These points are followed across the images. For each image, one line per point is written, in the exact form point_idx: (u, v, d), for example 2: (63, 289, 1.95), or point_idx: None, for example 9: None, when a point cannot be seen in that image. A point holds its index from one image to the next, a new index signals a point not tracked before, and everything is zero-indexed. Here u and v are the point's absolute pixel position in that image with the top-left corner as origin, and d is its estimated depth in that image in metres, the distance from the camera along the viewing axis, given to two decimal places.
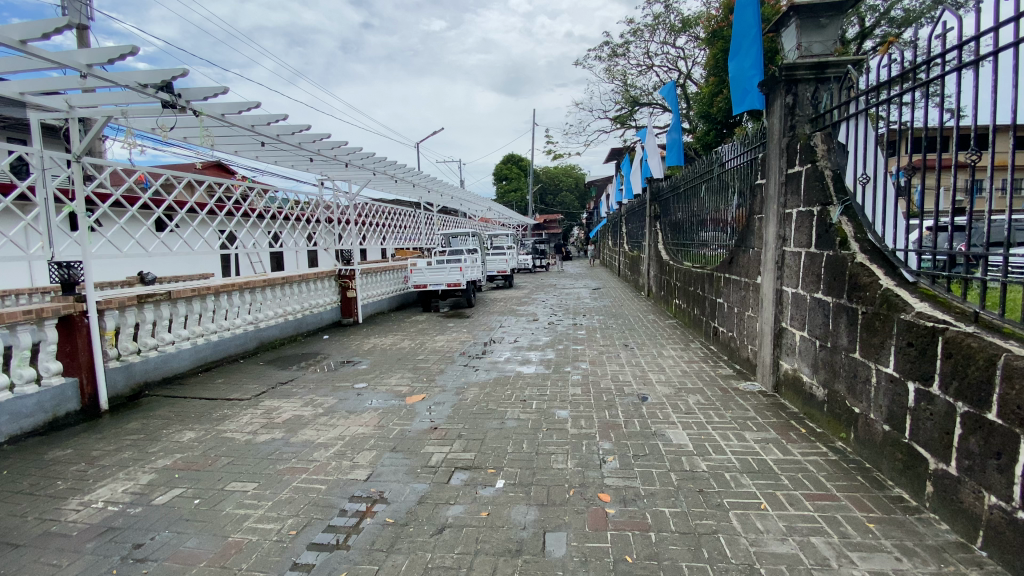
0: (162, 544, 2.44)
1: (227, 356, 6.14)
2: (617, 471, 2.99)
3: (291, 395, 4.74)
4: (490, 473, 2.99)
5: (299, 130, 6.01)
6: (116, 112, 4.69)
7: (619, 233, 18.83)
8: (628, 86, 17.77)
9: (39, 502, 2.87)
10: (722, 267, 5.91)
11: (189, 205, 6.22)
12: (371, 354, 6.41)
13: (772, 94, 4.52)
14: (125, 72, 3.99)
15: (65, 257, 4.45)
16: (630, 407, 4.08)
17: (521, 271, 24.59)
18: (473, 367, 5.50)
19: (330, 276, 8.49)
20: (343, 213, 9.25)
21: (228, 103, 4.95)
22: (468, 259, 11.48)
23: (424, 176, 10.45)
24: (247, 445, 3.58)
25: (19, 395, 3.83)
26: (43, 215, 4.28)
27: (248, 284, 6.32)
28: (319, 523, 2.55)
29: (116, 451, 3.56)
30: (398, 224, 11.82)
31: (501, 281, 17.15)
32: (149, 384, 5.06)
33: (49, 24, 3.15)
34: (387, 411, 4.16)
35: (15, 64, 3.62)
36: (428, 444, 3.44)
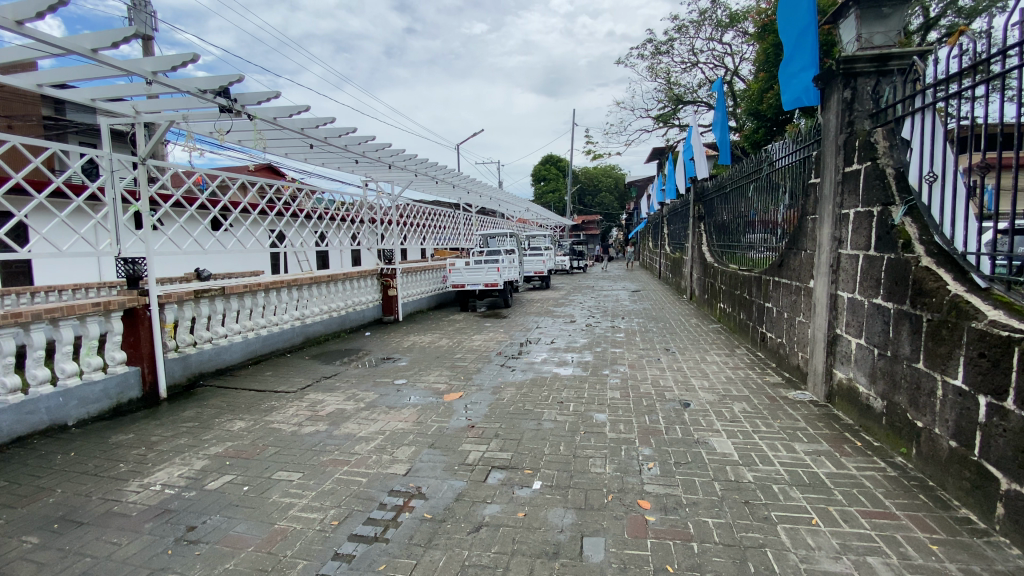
0: (212, 528, 2.55)
1: (275, 350, 6.39)
2: (657, 478, 2.91)
3: (334, 389, 4.88)
4: (527, 474, 2.97)
5: (345, 133, 6.19)
6: (178, 117, 4.95)
7: (660, 234, 18.48)
8: (672, 84, 17.35)
9: (103, 483, 3.06)
10: (772, 270, 5.67)
11: (243, 205, 6.49)
12: (410, 351, 6.53)
13: (828, 88, 4.28)
14: (186, 79, 4.21)
15: (130, 254, 4.68)
16: (671, 413, 3.97)
17: (559, 271, 24.45)
18: (510, 367, 5.50)
19: (372, 275, 8.71)
20: (385, 214, 9.48)
21: (280, 107, 5.15)
22: (505, 259, 11.52)
23: (465, 177, 10.55)
24: (293, 436, 3.70)
25: (88, 381, 4.13)
26: (111, 214, 4.58)
27: (295, 282, 6.56)
28: (359, 515, 2.61)
29: (172, 437, 3.76)
30: (438, 224, 12.00)
31: (539, 282, 17.07)
32: (204, 374, 5.32)
33: (118, 34, 3.36)
34: (425, 408, 4.22)
35: (88, 72, 3.87)
36: (465, 442, 3.46)
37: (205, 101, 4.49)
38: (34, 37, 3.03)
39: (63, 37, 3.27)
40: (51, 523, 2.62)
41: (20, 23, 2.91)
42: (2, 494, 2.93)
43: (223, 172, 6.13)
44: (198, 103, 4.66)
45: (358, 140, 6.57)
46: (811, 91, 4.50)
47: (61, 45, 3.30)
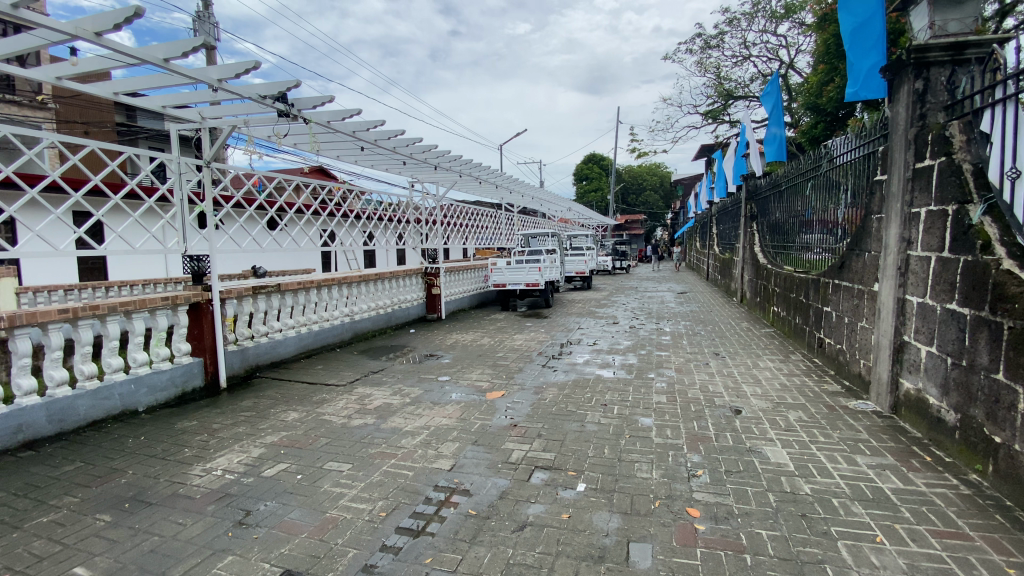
0: (269, 513, 2.67)
1: (326, 345, 6.64)
2: (707, 486, 2.82)
3: (381, 384, 5.02)
4: (571, 475, 2.95)
5: (394, 135, 6.35)
6: (240, 123, 5.22)
7: (709, 234, 17.91)
8: (722, 79, 16.77)
9: (170, 466, 3.27)
10: (831, 272, 5.38)
11: (297, 205, 6.77)
12: (453, 349, 6.62)
13: (896, 79, 4.02)
14: (248, 85, 4.44)
15: (196, 251, 4.97)
16: (721, 419, 3.84)
17: (601, 272, 24.12)
18: (552, 367, 5.48)
19: (417, 273, 8.89)
20: (430, 214, 9.65)
21: (333, 111, 5.34)
22: (547, 259, 11.49)
23: (508, 177, 10.60)
24: (343, 428, 3.83)
25: (156, 370, 4.42)
26: (179, 214, 4.87)
27: (345, 280, 6.80)
28: (406, 508, 2.66)
29: (232, 425, 3.98)
30: (480, 225, 12.11)
31: (581, 282, 16.89)
32: (260, 366, 5.59)
33: (187, 43, 3.57)
34: (468, 405, 4.26)
35: (160, 81, 4.14)
36: (508, 441, 3.47)
37: (265, 106, 4.71)
38: (111, 47, 3.25)
39: (138, 48, 3.50)
40: (123, 502, 2.82)
41: (99, 35, 3.14)
42: (81, 473, 3.18)
43: (279, 174, 6.41)
44: (258, 108, 4.89)
45: (406, 141, 6.72)
46: (877, 83, 4.29)
47: (136, 56, 3.54)
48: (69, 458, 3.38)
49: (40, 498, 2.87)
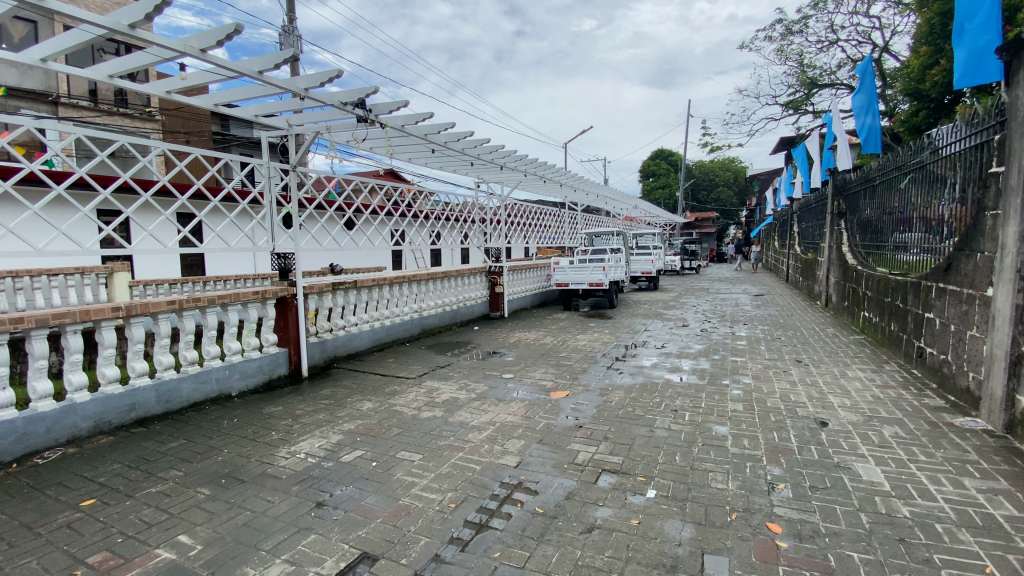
0: (347, 497, 2.82)
1: (396, 339, 6.92)
2: (790, 501, 2.65)
3: (448, 378, 5.16)
4: (640, 481, 2.88)
5: (463, 137, 6.50)
6: (322, 129, 5.55)
7: (789, 233, 16.78)
8: (805, 66, 15.65)
9: (260, 447, 3.55)
10: (935, 275, 4.88)
11: (371, 206, 7.10)
12: (517, 347, 6.67)
13: (1015, 61, 3.58)
14: (330, 93, 4.70)
15: (283, 250, 5.36)
16: (805, 432, 3.58)
17: (668, 272, 23.29)
18: (617, 369, 5.37)
19: (481, 272, 9.06)
20: (496, 214, 9.79)
21: (407, 115, 5.54)
22: (612, 259, 11.25)
23: (574, 176, 10.52)
24: (414, 419, 3.98)
25: (247, 358, 4.81)
26: (268, 215, 5.26)
27: (414, 277, 7.05)
28: (474, 501, 2.72)
29: (314, 412, 4.24)
30: (544, 224, 12.11)
31: (646, 282, 16.41)
32: (338, 357, 5.93)
33: (278, 56, 3.83)
34: (533, 404, 4.27)
35: (252, 92, 4.48)
36: (574, 441, 3.44)
37: (346, 112, 4.98)
38: (213, 62, 3.56)
39: (235, 61, 3.80)
40: (220, 478, 3.09)
41: (204, 51, 3.44)
42: (184, 450, 3.52)
43: (356, 176, 6.75)
44: (338, 115, 5.18)
45: (474, 143, 6.85)
46: (994, 15, 3.85)
47: (234, 69, 3.84)
48: (174, 435, 3.76)
49: (150, 471, 3.21)
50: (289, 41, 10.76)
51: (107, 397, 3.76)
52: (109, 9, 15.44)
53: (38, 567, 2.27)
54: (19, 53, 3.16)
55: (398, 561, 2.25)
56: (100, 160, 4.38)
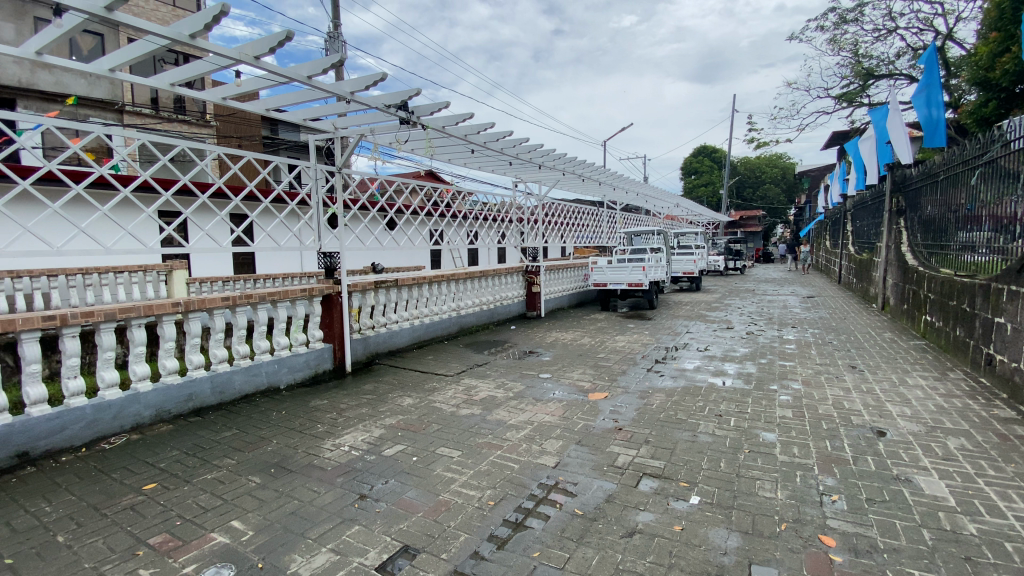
0: (389, 490, 2.88)
1: (435, 337, 7.03)
2: (844, 513, 2.52)
3: (485, 376, 5.20)
4: (683, 486, 2.81)
5: (503, 136, 6.52)
6: (366, 131, 5.70)
7: (842, 232, 15.97)
8: (861, 57, 14.85)
9: (307, 438, 3.68)
10: (1006, 277, 4.53)
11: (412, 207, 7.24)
12: (554, 347, 6.65)
13: None
14: (375, 96, 4.83)
15: (329, 249, 5.54)
16: (860, 441, 3.40)
17: (711, 272, 22.63)
18: (658, 372, 5.26)
19: (518, 271, 9.07)
20: (533, 213, 9.79)
21: (448, 116, 5.62)
22: (652, 258, 11.02)
23: (612, 174, 10.38)
24: (453, 416, 4.03)
25: (295, 353, 5.00)
26: (315, 216, 5.44)
27: (453, 276, 7.15)
28: (513, 499, 2.72)
29: (357, 406, 4.37)
30: (582, 223, 12.00)
31: (688, 283, 16.00)
32: (379, 354, 6.08)
33: (326, 61, 3.95)
34: (571, 404, 4.24)
35: (301, 96, 4.64)
36: (613, 444, 3.40)
37: (389, 114, 5.09)
38: (266, 69, 3.70)
39: (286, 67, 3.94)
40: (270, 467, 3.23)
41: (257, 58, 3.59)
42: (236, 439, 3.69)
43: (397, 178, 6.90)
44: (382, 118, 5.30)
45: (514, 142, 6.87)
46: None
47: (285, 75, 3.98)
48: (227, 425, 3.95)
49: (206, 458, 3.38)
50: (334, 47, 11.11)
51: (167, 386, 3.99)
52: (170, 21, 16.39)
53: (105, 546, 2.43)
54: (90, 65, 3.39)
55: (439, 556, 2.29)
56: (162, 164, 4.63)
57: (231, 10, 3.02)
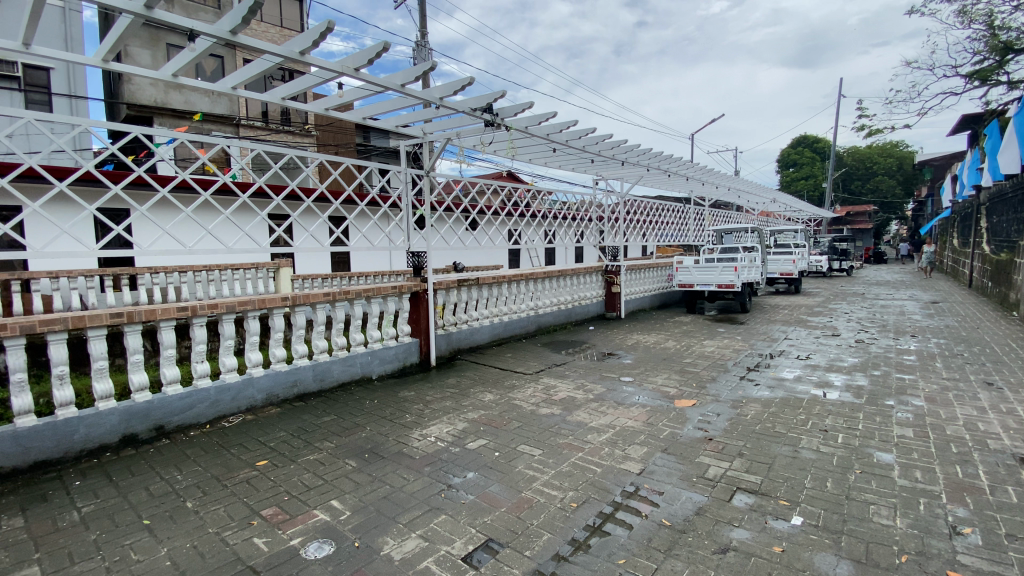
0: (473, 483, 2.96)
1: (514, 335, 7.11)
2: (979, 549, 2.20)
3: (565, 376, 5.17)
4: (783, 505, 2.61)
5: (585, 134, 6.44)
6: (453, 135, 5.87)
7: (975, 229, 13.95)
8: (998, 28, 12.85)
9: (396, 427, 3.89)
10: None
11: (493, 207, 7.37)
12: (635, 349, 6.45)
13: None
14: (462, 100, 4.96)
15: (417, 248, 5.80)
16: (1000, 469, 2.95)
17: (812, 274, 20.80)
18: (751, 380, 4.92)
19: (598, 271, 8.94)
20: (614, 211, 9.58)
21: (531, 116, 5.65)
22: (744, 258, 10.33)
23: (700, 169, 9.87)
24: (533, 414, 4.05)
25: (385, 346, 5.30)
26: (404, 217, 5.71)
27: (532, 275, 7.19)
28: (596, 503, 2.68)
29: (441, 399, 4.54)
30: (666, 221, 11.53)
31: (785, 285, 14.81)
32: (461, 350, 6.27)
33: (418, 68, 4.10)
34: (656, 410, 4.10)
35: (394, 104, 4.88)
36: (703, 454, 3.23)
37: (475, 117, 5.21)
38: (364, 79, 3.93)
39: (382, 77, 4.16)
40: (364, 453, 3.45)
41: (357, 70, 3.82)
42: (335, 424, 3.98)
43: (480, 179, 7.05)
44: (468, 121, 5.44)
45: (596, 139, 6.75)
46: None
47: (381, 84, 4.19)
48: (327, 411, 4.27)
49: (309, 440, 3.68)
50: (421, 55, 11.62)
51: (276, 372, 4.40)
52: (278, 41, 18.06)
53: (225, 514, 2.73)
54: (216, 84, 3.80)
55: (522, 553, 2.31)
56: (273, 172, 5.07)
57: (335, 26, 3.23)
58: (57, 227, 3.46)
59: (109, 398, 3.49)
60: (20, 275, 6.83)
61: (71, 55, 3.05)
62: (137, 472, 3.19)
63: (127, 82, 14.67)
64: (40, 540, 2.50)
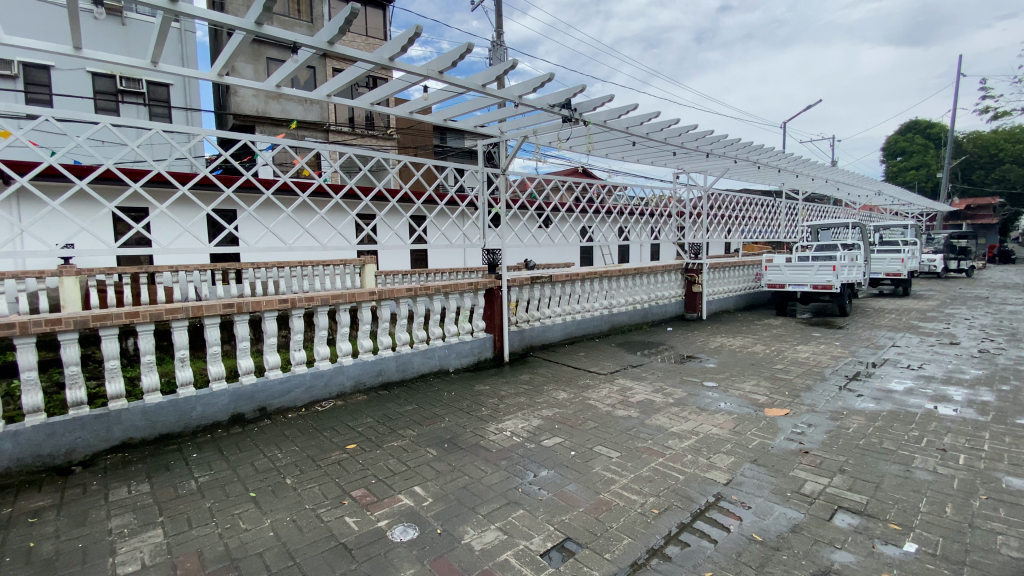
0: (550, 480, 2.97)
1: (588, 334, 7.03)
2: None
3: (642, 378, 5.03)
4: (893, 529, 2.37)
5: (667, 126, 6.21)
6: (530, 132, 5.89)
7: None
8: None
9: (473, 420, 3.98)
10: None
11: (566, 203, 7.31)
12: (719, 353, 6.13)
13: None
14: (541, 97, 4.96)
15: (492, 246, 5.89)
16: None
17: (923, 275, 18.68)
18: (852, 391, 4.51)
19: (677, 269, 8.60)
20: (696, 207, 9.15)
21: (611, 109, 5.53)
22: (844, 256, 9.46)
23: (794, 159, 9.16)
24: (609, 416, 3.98)
25: (461, 340, 5.45)
26: (481, 215, 5.82)
27: (606, 273, 7.06)
28: (680, 511, 2.58)
29: (516, 394, 4.59)
30: (753, 216, 10.83)
31: (891, 287, 13.40)
32: (534, 347, 6.31)
33: (499, 68, 4.13)
34: (743, 418, 3.87)
35: (473, 104, 4.97)
36: (798, 468, 3.00)
37: (553, 114, 5.19)
38: (448, 82, 4.03)
39: (464, 78, 4.25)
40: (444, 442, 3.57)
41: (441, 72, 3.92)
42: (416, 413, 4.15)
43: (554, 176, 7.02)
44: (546, 117, 5.42)
45: (679, 131, 6.48)
46: None
47: (463, 85, 4.28)
48: (408, 400, 4.47)
49: (392, 427, 3.87)
50: (497, 56, 11.79)
51: (363, 362, 4.66)
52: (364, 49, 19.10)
53: (319, 492, 2.94)
54: (313, 93, 4.09)
55: (602, 555, 2.28)
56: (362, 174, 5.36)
57: (422, 32, 3.34)
58: (180, 226, 3.88)
59: (220, 380, 3.88)
60: (148, 270, 8.02)
61: (191, 72, 3.40)
62: (244, 448, 3.53)
63: (233, 94, 16.18)
64: (165, 504, 2.83)
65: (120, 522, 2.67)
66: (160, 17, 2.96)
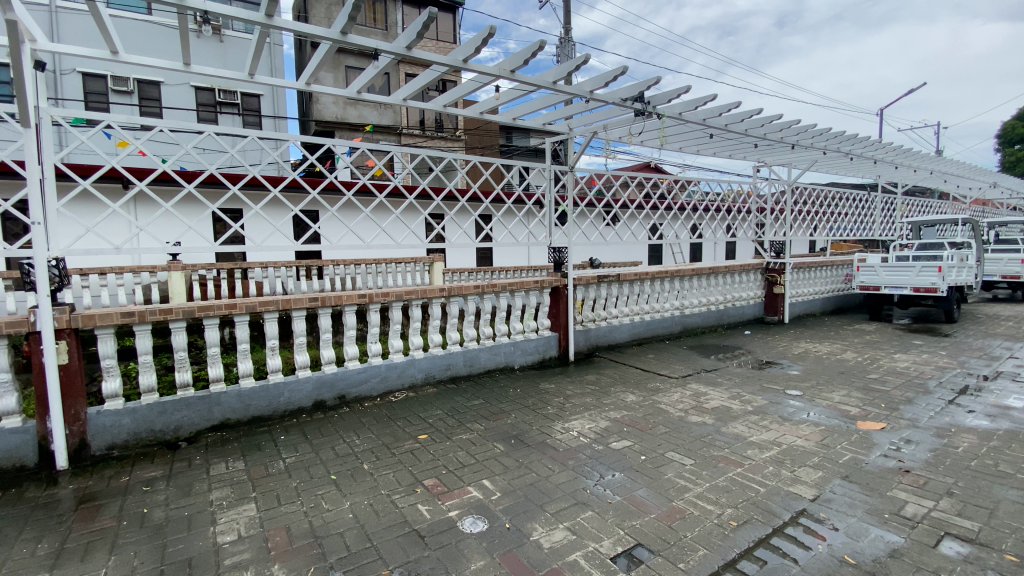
0: (619, 483, 2.91)
1: (657, 335, 6.82)
2: None
3: (717, 384, 4.80)
4: (1014, 562, 2.10)
5: (748, 116, 5.88)
6: (600, 128, 5.80)
7: None
8: None
9: (540, 417, 3.99)
10: None
11: (635, 200, 7.13)
12: (803, 360, 5.72)
13: None
14: (613, 92, 4.85)
15: (558, 244, 5.86)
16: None
17: None
18: (963, 406, 4.04)
19: (756, 269, 8.13)
20: (778, 202, 8.59)
21: (687, 101, 5.31)
22: (952, 256, 8.49)
23: (893, 148, 8.35)
24: (681, 421, 3.84)
25: (526, 338, 5.48)
26: (547, 214, 5.81)
27: (677, 272, 6.81)
28: (761, 526, 2.44)
29: (582, 394, 4.55)
30: (844, 212, 9.99)
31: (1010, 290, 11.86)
32: (600, 347, 6.22)
33: (571, 63, 4.09)
34: (832, 431, 3.59)
35: (543, 103, 4.96)
36: (897, 488, 2.74)
37: (625, 108, 5.07)
38: (520, 80, 4.04)
39: (535, 76, 4.25)
40: (510, 438, 3.61)
41: (513, 71, 3.94)
42: (483, 408, 4.23)
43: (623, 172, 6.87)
44: (618, 112, 5.31)
45: (762, 121, 6.11)
46: None
47: (534, 83, 4.27)
48: (475, 395, 4.56)
49: (461, 420, 3.97)
50: (565, 53, 11.72)
51: (433, 356, 4.81)
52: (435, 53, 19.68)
53: (393, 479, 3.08)
54: (391, 97, 4.26)
55: (676, 564, 2.21)
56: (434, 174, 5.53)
57: (496, 32, 3.36)
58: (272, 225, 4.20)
59: (306, 368, 4.17)
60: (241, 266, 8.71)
61: (282, 82, 3.66)
62: (325, 433, 3.76)
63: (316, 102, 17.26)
64: (257, 481, 3.09)
65: (219, 494, 2.94)
66: (257, 32, 3.20)
